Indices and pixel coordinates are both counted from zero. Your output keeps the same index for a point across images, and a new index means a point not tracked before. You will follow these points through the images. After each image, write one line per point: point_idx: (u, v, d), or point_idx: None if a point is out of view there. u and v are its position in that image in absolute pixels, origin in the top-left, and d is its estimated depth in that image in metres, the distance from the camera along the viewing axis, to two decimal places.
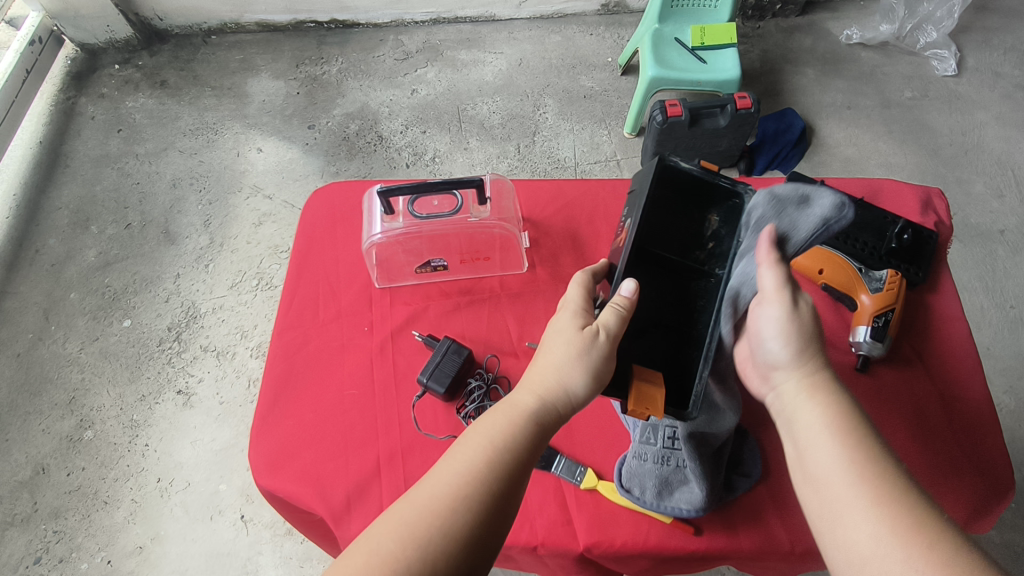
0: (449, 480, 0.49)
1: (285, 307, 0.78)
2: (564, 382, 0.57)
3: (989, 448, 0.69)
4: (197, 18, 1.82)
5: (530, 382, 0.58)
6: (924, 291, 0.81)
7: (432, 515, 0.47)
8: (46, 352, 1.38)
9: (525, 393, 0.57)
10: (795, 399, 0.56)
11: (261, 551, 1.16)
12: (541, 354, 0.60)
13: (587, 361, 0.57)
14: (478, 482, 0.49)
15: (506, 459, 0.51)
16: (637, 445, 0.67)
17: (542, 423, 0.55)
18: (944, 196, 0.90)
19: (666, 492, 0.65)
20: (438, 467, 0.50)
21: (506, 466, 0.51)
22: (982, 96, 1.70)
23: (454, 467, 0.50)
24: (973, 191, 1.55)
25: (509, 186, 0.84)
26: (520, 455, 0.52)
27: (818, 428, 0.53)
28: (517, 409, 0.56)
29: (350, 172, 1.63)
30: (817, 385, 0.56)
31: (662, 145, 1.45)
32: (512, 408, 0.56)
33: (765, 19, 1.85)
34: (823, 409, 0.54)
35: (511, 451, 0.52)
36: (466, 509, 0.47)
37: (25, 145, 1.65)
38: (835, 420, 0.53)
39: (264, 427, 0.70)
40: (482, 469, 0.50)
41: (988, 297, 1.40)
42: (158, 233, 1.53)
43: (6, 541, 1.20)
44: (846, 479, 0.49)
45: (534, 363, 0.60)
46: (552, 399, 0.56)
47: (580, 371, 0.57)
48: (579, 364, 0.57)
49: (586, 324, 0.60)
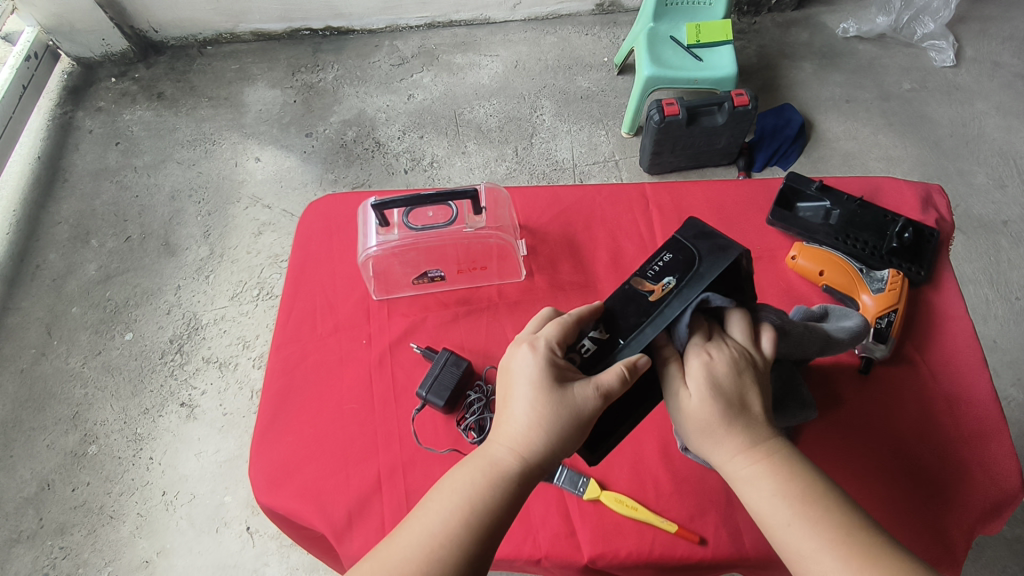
0: (440, 527, 0.48)
1: (283, 321, 0.78)
2: (550, 442, 0.52)
3: (995, 451, 0.68)
4: (193, 29, 1.82)
5: (505, 438, 0.52)
6: (925, 289, 0.80)
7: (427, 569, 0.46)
8: (50, 367, 1.38)
9: (501, 445, 0.52)
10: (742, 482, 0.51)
11: (268, 562, 1.16)
12: (510, 409, 0.53)
13: (570, 420, 0.52)
14: (475, 535, 0.48)
15: (490, 516, 0.49)
16: None
17: (524, 478, 0.51)
18: (945, 192, 0.89)
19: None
20: (432, 511, 0.49)
21: (498, 518, 0.49)
22: (981, 86, 1.69)
23: (447, 510, 0.49)
24: (975, 182, 1.54)
25: (504, 194, 0.83)
26: (497, 513, 0.49)
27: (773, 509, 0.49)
28: (496, 466, 0.51)
29: (348, 179, 1.62)
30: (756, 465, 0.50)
31: (660, 144, 1.44)
32: (491, 458, 0.51)
33: (761, 15, 1.84)
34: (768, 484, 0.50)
35: (502, 507, 0.49)
36: (452, 545, 0.47)
37: (24, 160, 1.65)
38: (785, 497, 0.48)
39: (264, 444, 0.69)
40: (469, 511, 0.49)
41: (993, 289, 1.39)
42: (159, 245, 1.53)
43: (13, 558, 1.20)
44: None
45: (501, 417, 0.54)
46: (527, 455, 0.51)
47: (549, 424, 0.51)
48: (559, 428, 0.51)
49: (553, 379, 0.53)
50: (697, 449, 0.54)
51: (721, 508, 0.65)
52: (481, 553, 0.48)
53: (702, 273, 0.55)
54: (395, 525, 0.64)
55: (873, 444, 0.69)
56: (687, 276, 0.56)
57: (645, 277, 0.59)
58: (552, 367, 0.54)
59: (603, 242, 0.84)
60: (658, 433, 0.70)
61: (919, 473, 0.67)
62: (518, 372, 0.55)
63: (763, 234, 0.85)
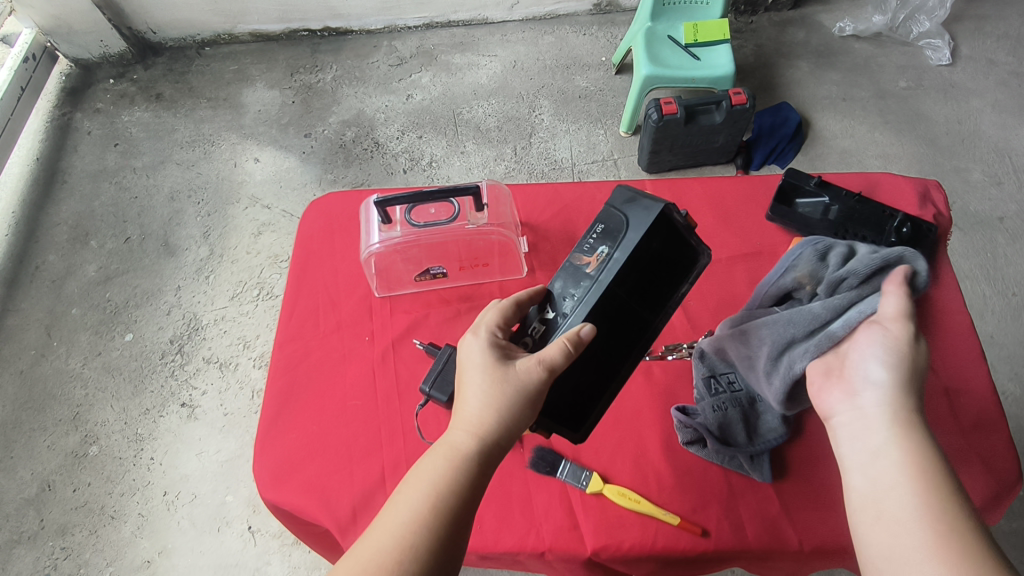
0: (411, 513, 0.48)
1: (286, 318, 0.78)
2: (502, 418, 0.53)
3: (994, 442, 0.69)
4: (191, 30, 1.82)
5: (463, 422, 0.54)
6: (924, 284, 0.80)
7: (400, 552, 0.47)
8: (50, 369, 1.38)
9: (460, 429, 0.54)
10: (877, 434, 0.51)
11: (270, 561, 1.16)
12: (464, 396, 0.56)
13: (519, 393, 0.54)
14: (443, 516, 0.49)
15: (455, 495, 0.50)
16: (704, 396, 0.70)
17: (483, 456, 0.53)
18: (942, 187, 0.90)
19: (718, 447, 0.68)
20: (401, 500, 0.50)
21: (464, 496, 0.50)
22: (977, 84, 1.70)
23: (417, 497, 0.50)
24: (971, 179, 1.55)
25: (505, 191, 0.83)
26: (463, 494, 0.50)
27: (901, 464, 0.49)
28: (456, 449, 0.53)
29: (347, 179, 1.63)
30: (900, 423, 0.51)
31: (658, 142, 1.45)
32: (450, 442, 0.53)
33: (757, 14, 1.85)
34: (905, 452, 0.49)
35: (466, 485, 0.51)
36: (424, 529, 0.48)
37: (23, 161, 1.65)
38: (916, 462, 0.48)
39: (268, 440, 0.70)
40: (436, 495, 0.50)
41: (990, 285, 1.40)
42: (158, 246, 1.54)
43: (14, 559, 1.20)
44: (919, 552, 0.44)
45: (457, 405, 0.56)
46: (482, 434, 0.53)
47: (501, 400, 0.54)
48: (509, 403, 0.53)
49: (497, 360, 0.56)
50: (873, 365, 0.54)
51: (723, 500, 0.66)
52: (450, 533, 0.49)
53: (630, 240, 0.58)
54: None
55: None
56: (616, 242, 0.58)
57: (581, 250, 0.61)
58: (495, 352, 0.57)
59: None
60: (660, 428, 0.71)
61: None
62: (466, 360, 0.58)
63: (762, 229, 0.86)
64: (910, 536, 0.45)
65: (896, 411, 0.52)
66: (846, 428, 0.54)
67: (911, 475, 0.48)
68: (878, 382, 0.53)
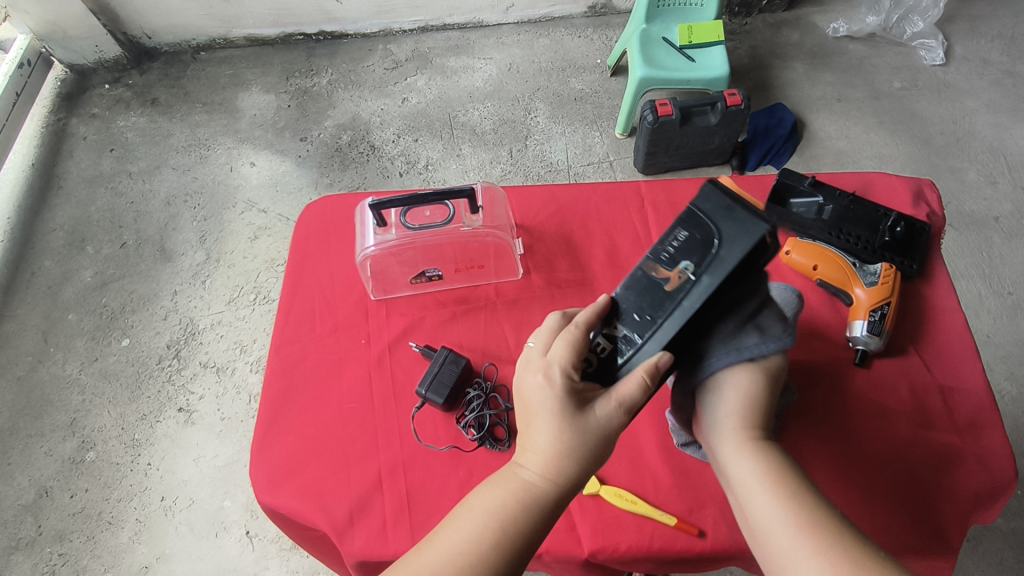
0: (477, 546, 0.49)
1: (282, 322, 0.78)
2: (580, 463, 0.54)
3: (988, 439, 0.69)
4: (186, 34, 1.82)
5: (537, 462, 0.54)
6: (918, 283, 0.81)
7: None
8: (46, 375, 1.37)
9: (529, 470, 0.54)
10: (727, 456, 0.57)
11: (268, 566, 1.16)
12: (533, 435, 0.56)
13: (600, 437, 0.55)
14: (503, 552, 0.49)
15: (529, 536, 0.51)
16: None
17: (557, 499, 0.53)
18: (936, 186, 0.90)
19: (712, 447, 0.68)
20: (462, 534, 0.50)
21: (536, 533, 0.51)
22: (971, 84, 1.71)
23: (477, 529, 0.50)
24: (966, 178, 1.56)
25: (501, 194, 0.84)
26: (528, 532, 0.51)
27: (751, 484, 0.54)
28: (524, 488, 0.53)
29: (343, 183, 1.63)
30: (746, 443, 0.57)
31: (654, 144, 1.46)
32: (521, 482, 0.53)
33: (752, 15, 1.86)
34: (759, 470, 0.55)
35: (530, 524, 0.51)
36: (483, 564, 0.48)
37: (18, 167, 1.65)
38: (764, 476, 0.54)
39: (265, 444, 0.70)
40: (496, 530, 0.50)
41: (985, 284, 1.40)
42: (154, 251, 1.53)
43: (11, 566, 1.19)
44: (798, 564, 0.48)
45: (524, 442, 0.56)
46: (557, 477, 0.54)
47: (585, 443, 0.54)
48: (583, 446, 0.54)
49: (571, 399, 0.55)
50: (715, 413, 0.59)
51: (720, 500, 0.66)
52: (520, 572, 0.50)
53: (722, 256, 0.54)
54: (396, 523, 0.64)
55: (869, 432, 0.70)
56: (703, 260, 0.55)
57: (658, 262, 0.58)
58: (566, 389, 0.56)
59: (599, 240, 0.85)
60: (656, 429, 0.71)
61: (916, 461, 0.68)
62: (534, 393, 0.57)
63: None
64: (786, 550, 0.50)
65: (739, 433, 0.58)
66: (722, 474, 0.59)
67: (766, 485, 0.53)
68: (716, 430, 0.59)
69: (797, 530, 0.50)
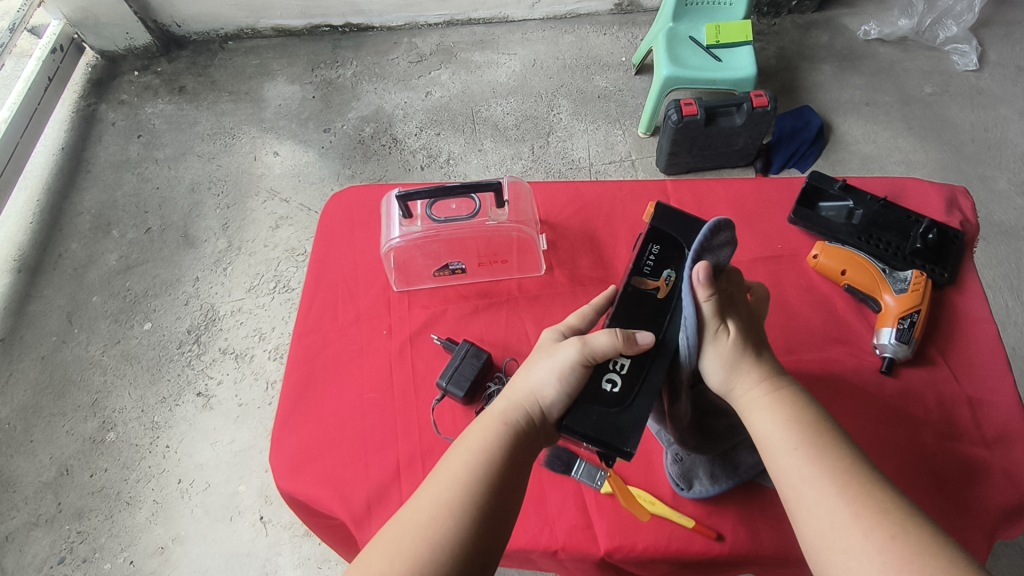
0: (455, 481, 0.51)
1: (305, 310, 0.79)
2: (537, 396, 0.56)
3: (1016, 453, 0.67)
4: (214, 24, 1.84)
5: (512, 394, 0.58)
6: (950, 291, 0.79)
7: (453, 512, 0.49)
8: (70, 355, 1.40)
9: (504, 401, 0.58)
10: (751, 404, 0.57)
11: (280, 551, 1.17)
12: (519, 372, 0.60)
13: (562, 375, 0.55)
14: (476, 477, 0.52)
15: (496, 468, 0.52)
16: (669, 449, 0.68)
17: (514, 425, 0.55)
18: (970, 194, 0.88)
19: (720, 474, 0.66)
20: (451, 457, 0.54)
21: (499, 464, 0.53)
22: (1005, 91, 1.67)
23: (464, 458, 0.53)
24: (997, 187, 1.52)
25: (526, 188, 0.83)
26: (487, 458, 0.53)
27: (776, 436, 0.54)
28: (492, 415, 0.57)
29: (365, 175, 1.64)
30: (769, 394, 0.57)
31: (677, 144, 1.44)
32: (492, 411, 0.57)
33: (781, 16, 1.83)
34: (782, 418, 0.55)
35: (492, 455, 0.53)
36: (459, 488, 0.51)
37: (48, 151, 1.68)
38: (789, 424, 0.54)
39: (286, 430, 0.70)
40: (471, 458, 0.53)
41: (1013, 295, 1.37)
42: (178, 237, 1.56)
43: (31, 541, 1.22)
44: (818, 506, 0.49)
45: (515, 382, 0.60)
46: (525, 407, 0.56)
47: (550, 376, 0.56)
48: (540, 377, 0.57)
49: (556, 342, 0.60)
50: (711, 373, 0.58)
51: (741, 505, 0.65)
52: (491, 513, 0.50)
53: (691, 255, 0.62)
54: None
55: (894, 441, 0.69)
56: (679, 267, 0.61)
57: (642, 274, 0.61)
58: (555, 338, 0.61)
59: (623, 239, 0.84)
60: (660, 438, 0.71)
61: (941, 471, 0.67)
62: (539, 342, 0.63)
63: (784, 232, 0.84)
64: (801, 492, 0.51)
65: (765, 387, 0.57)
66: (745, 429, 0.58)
67: (790, 431, 0.54)
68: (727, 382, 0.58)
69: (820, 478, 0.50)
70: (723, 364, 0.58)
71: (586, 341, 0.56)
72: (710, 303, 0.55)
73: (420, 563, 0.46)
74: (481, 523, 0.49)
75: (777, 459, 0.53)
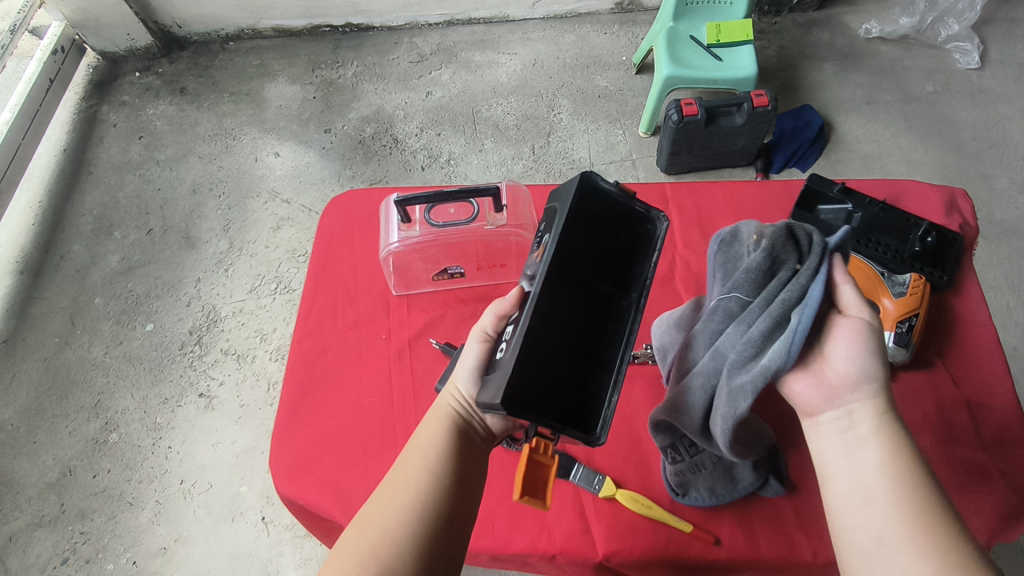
0: (425, 465, 0.55)
1: (304, 314, 0.79)
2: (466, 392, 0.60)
3: (1017, 458, 0.67)
4: (215, 24, 1.84)
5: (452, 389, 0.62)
6: (948, 294, 0.79)
7: (425, 496, 0.53)
8: (73, 356, 1.41)
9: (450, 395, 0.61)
10: (863, 428, 0.53)
11: (282, 552, 1.18)
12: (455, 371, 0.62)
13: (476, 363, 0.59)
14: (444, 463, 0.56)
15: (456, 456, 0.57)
16: (670, 465, 0.66)
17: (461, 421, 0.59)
18: (969, 196, 0.88)
19: (721, 489, 0.65)
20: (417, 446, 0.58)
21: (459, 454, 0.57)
22: (1007, 89, 1.66)
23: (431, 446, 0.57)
24: (998, 186, 1.51)
25: (524, 192, 0.82)
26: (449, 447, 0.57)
27: (884, 468, 0.51)
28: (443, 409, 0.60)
29: (366, 175, 1.64)
30: (885, 422, 0.53)
31: (678, 144, 1.44)
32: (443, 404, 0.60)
33: (781, 15, 1.82)
34: (887, 450, 0.51)
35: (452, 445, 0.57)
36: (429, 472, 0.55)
37: (50, 152, 1.69)
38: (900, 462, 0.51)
39: (285, 435, 0.71)
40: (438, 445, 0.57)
41: (1014, 295, 1.36)
42: (179, 238, 1.56)
43: (35, 542, 1.23)
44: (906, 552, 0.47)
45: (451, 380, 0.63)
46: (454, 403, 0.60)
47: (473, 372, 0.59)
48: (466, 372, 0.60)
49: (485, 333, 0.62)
50: (845, 361, 0.54)
51: (738, 510, 0.66)
52: (457, 497, 0.55)
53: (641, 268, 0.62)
54: None
55: None
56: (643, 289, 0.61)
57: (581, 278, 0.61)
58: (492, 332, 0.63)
59: None
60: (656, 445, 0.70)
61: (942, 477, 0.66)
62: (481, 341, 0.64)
63: None
64: (892, 531, 0.48)
65: (879, 409, 0.53)
66: (838, 446, 0.54)
67: (893, 466, 0.50)
68: (853, 382, 0.54)
69: (909, 518, 0.48)
70: (861, 351, 0.54)
71: (478, 325, 0.62)
72: (851, 286, 0.55)
73: (398, 543, 0.50)
74: (449, 506, 0.54)
75: (879, 489, 0.50)
